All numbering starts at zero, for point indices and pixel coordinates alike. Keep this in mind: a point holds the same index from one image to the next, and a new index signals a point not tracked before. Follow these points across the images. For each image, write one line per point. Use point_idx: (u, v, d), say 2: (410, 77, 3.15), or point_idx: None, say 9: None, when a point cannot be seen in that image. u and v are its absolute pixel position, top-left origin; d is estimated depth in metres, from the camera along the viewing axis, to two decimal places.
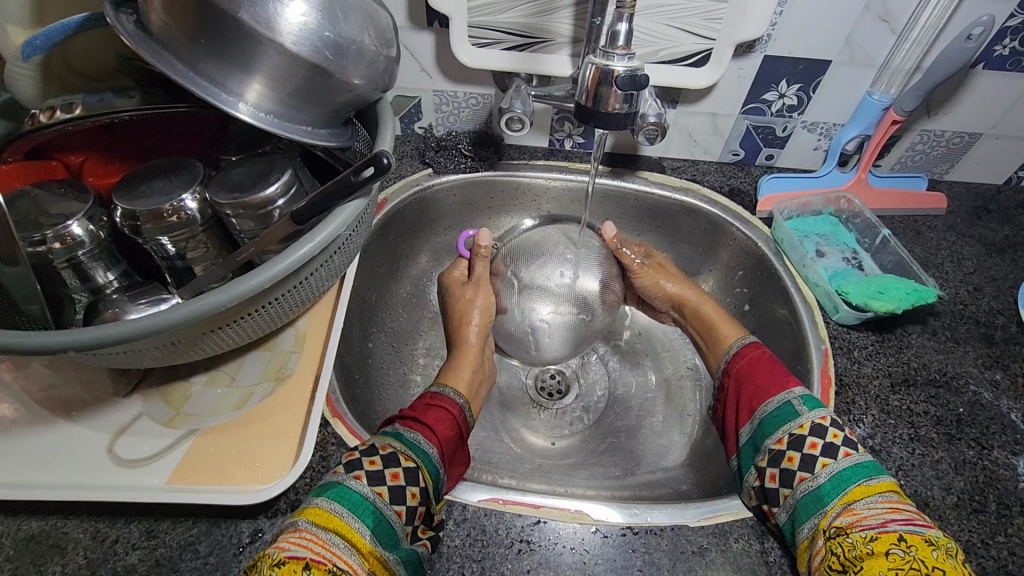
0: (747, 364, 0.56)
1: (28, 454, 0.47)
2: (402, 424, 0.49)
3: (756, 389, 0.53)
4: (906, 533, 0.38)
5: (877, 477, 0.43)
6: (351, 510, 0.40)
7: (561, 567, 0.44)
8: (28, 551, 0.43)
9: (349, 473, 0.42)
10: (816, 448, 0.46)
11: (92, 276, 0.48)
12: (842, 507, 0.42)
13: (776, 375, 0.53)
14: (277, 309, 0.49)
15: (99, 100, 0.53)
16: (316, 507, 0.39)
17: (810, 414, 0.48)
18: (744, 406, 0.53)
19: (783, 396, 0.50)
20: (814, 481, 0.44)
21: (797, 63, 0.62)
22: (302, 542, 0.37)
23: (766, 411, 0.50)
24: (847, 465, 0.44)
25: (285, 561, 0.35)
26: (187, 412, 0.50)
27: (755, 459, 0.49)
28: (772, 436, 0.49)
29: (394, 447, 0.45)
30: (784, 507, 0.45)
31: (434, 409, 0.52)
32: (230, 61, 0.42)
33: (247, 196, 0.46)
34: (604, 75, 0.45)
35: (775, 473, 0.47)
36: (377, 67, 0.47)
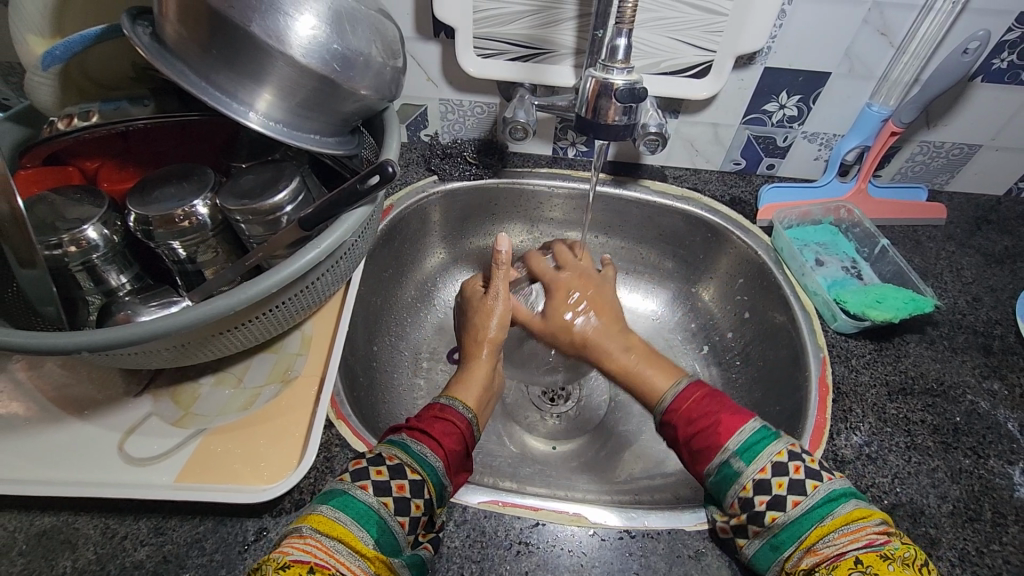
0: (684, 410, 0.51)
1: (40, 452, 0.48)
2: (410, 434, 0.48)
3: (694, 441, 0.49)
4: (862, 555, 0.38)
5: (833, 512, 0.41)
6: (355, 520, 0.40)
7: (559, 569, 0.45)
8: (40, 546, 0.44)
9: (354, 482, 0.42)
10: (763, 504, 0.43)
11: (106, 278, 0.49)
12: (802, 551, 0.41)
13: (710, 421, 0.49)
14: (284, 312, 0.51)
15: (115, 108, 0.54)
16: (320, 514, 0.40)
17: (750, 471, 0.44)
18: (692, 461, 0.49)
19: (721, 456, 0.46)
20: (768, 532, 0.42)
21: (797, 74, 0.63)
22: (306, 547, 0.37)
23: (710, 476, 0.46)
24: (800, 512, 0.42)
25: (288, 564, 0.36)
26: (195, 412, 0.51)
27: (714, 513, 0.47)
28: (725, 501, 0.45)
29: (400, 458, 0.44)
30: (743, 557, 0.44)
31: (442, 422, 0.51)
32: (242, 73, 0.44)
33: (256, 202, 0.47)
34: (603, 88, 0.46)
35: (728, 528, 0.45)
36: (383, 78, 0.48)
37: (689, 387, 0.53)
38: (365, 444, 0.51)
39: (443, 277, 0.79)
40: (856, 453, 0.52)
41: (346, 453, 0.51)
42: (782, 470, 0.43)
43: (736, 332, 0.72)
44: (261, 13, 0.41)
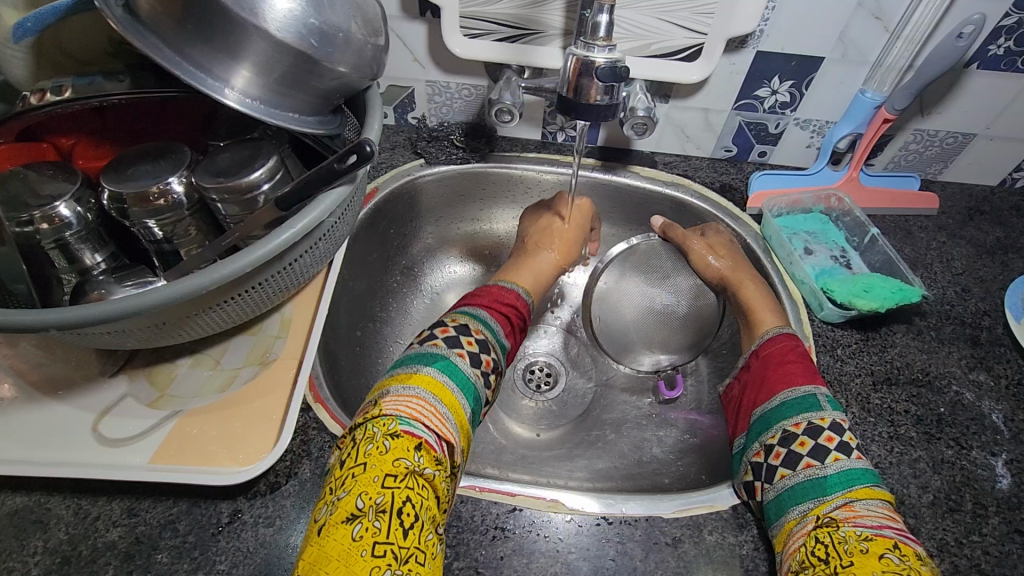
0: (784, 349, 0.53)
1: (13, 430, 0.47)
2: (489, 313, 0.54)
3: (787, 370, 0.50)
4: (902, 543, 0.37)
5: (883, 487, 0.41)
6: (458, 388, 0.45)
7: (534, 555, 0.44)
8: (11, 526, 0.44)
9: (452, 350, 0.47)
10: (832, 442, 0.44)
11: (80, 257, 0.48)
12: (843, 500, 0.40)
13: (808, 366, 0.50)
14: (262, 293, 0.50)
15: (88, 83, 0.52)
16: (430, 376, 0.44)
17: (835, 413, 0.46)
18: (771, 383, 0.50)
19: (812, 388, 0.48)
20: (822, 470, 0.42)
21: (790, 59, 0.62)
22: (421, 412, 0.41)
23: (790, 394, 0.48)
24: (858, 466, 0.42)
25: (400, 433, 0.39)
26: (171, 393, 0.51)
27: (765, 436, 0.47)
28: (790, 419, 0.46)
29: (485, 335, 0.51)
30: (773, 488, 0.44)
31: (510, 306, 0.57)
32: (217, 47, 0.43)
33: (231, 180, 0.46)
34: (584, 66, 0.45)
35: (781, 452, 0.45)
36: (364, 56, 0.47)
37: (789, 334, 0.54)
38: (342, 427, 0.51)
39: (431, 262, 0.79)
40: None
41: (323, 437, 0.50)
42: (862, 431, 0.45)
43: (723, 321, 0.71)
44: None
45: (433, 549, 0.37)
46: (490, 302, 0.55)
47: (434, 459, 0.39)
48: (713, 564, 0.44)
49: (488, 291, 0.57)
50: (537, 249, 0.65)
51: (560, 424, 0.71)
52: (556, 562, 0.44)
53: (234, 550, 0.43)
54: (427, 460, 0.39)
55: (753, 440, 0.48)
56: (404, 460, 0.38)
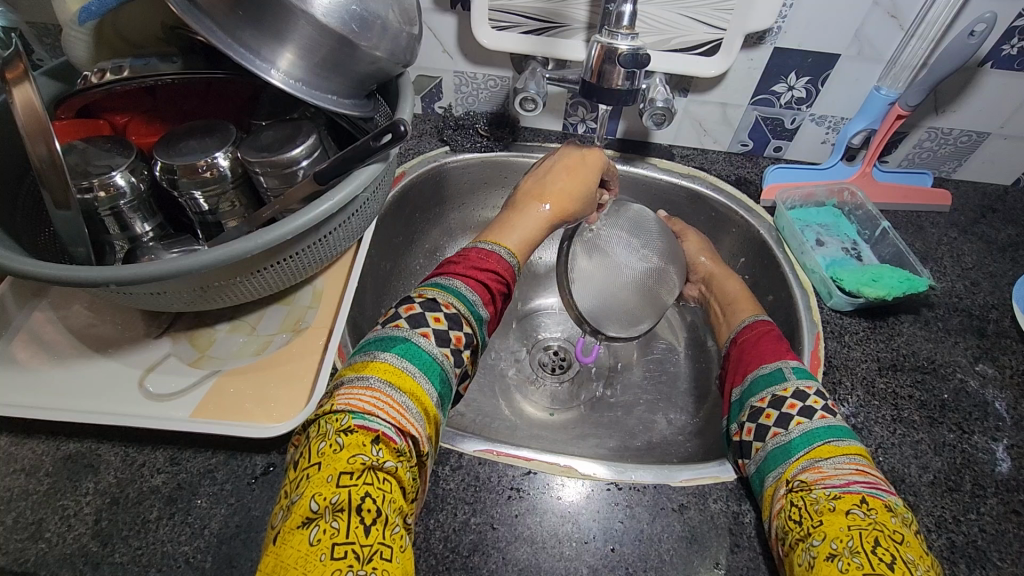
0: (755, 334, 0.57)
1: (65, 383, 0.51)
2: (463, 282, 0.49)
3: (758, 354, 0.54)
4: (869, 497, 0.40)
5: (847, 441, 0.44)
6: (421, 371, 0.42)
7: (547, 514, 0.47)
8: (65, 468, 0.47)
9: (415, 330, 0.44)
10: (794, 408, 0.47)
11: (132, 225, 0.52)
12: (809, 462, 0.43)
13: (777, 348, 0.54)
14: (296, 264, 0.53)
15: (144, 64, 0.57)
16: (387, 363, 0.41)
17: (796, 381, 0.49)
18: (742, 367, 0.54)
19: (778, 363, 0.52)
20: (787, 436, 0.45)
21: (806, 55, 0.64)
22: (377, 404, 0.38)
23: (757, 374, 0.52)
24: (821, 425, 0.45)
25: (353, 429, 0.36)
26: (211, 354, 0.54)
27: (739, 415, 0.51)
28: (757, 395, 0.50)
29: (456, 307, 0.46)
30: (752, 459, 0.47)
31: (491, 273, 0.52)
32: (265, 31, 0.46)
33: (274, 155, 0.50)
34: (607, 53, 0.48)
35: (752, 428, 0.48)
36: (400, 42, 0.50)
37: (760, 320, 0.59)
38: None
39: (453, 247, 0.81)
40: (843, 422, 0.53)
41: None
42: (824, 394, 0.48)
43: None
44: None
45: (400, 542, 0.35)
46: (465, 270, 0.50)
47: (396, 450, 0.37)
48: (717, 529, 0.47)
49: (465, 256, 0.53)
50: (526, 204, 0.59)
51: (572, 405, 0.73)
52: (568, 521, 0.47)
53: (267, 499, 0.47)
54: (387, 453, 0.36)
55: (731, 421, 0.52)
56: (361, 457, 0.35)
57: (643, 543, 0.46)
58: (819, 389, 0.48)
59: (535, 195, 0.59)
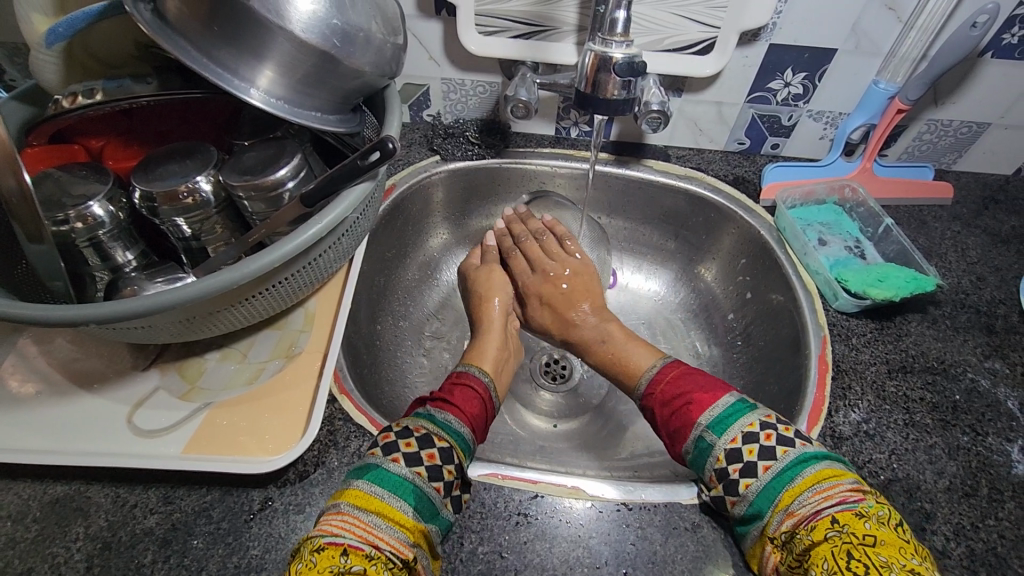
0: (662, 395, 0.52)
1: (50, 423, 0.49)
2: (433, 405, 0.50)
3: (673, 422, 0.50)
4: (838, 515, 0.38)
5: (804, 473, 0.42)
6: (392, 491, 0.41)
7: (556, 539, 0.46)
8: (54, 513, 0.46)
9: (386, 456, 0.43)
10: (737, 472, 0.44)
11: (112, 255, 0.50)
12: (782, 513, 0.41)
13: (683, 406, 0.49)
14: (287, 289, 0.51)
15: (118, 85, 0.53)
16: (355, 489, 0.41)
17: (722, 442, 0.45)
18: (670, 441, 0.50)
19: (695, 431, 0.47)
20: (744, 501, 0.43)
21: (803, 50, 0.62)
22: (343, 526, 0.39)
23: (689, 454, 0.48)
24: (770, 478, 0.42)
25: (324, 546, 0.37)
26: (201, 386, 0.52)
27: (696, 490, 0.47)
28: (702, 476, 0.46)
29: (427, 429, 0.46)
30: (730, 516, 0.45)
31: (459, 389, 0.53)
32: (242, 48, 0.44)
33: (258, 178, 0.48)
34: (602, 62, 0.46)
35: (712, 500, 0.46)
36: (384, 54, 0.48)
37: (662, 366, 0.54)
38: (367, 418, 0.52)
39: (447, 258, 0.80)
40: (854, 429, 0.52)
41: (349, 427, 0.51)
42: (753, 437, 0.44)
43: (738, 312, 0.71)
44: None
45: None
46: (440, 399, 0.51)
47: (366, 556, 0.37)
48: (732, 548, 0.45)
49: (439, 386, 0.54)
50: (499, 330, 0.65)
51: (577, 416, 0.72)
52: (578, 546, 0.45)
53: (266, 536, 0.45)
54: (356, 559, 0.36)
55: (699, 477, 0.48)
56: (331, 567, 0.36)
57: (658, 565, 0.44)
58: (762, 423, 0.45)
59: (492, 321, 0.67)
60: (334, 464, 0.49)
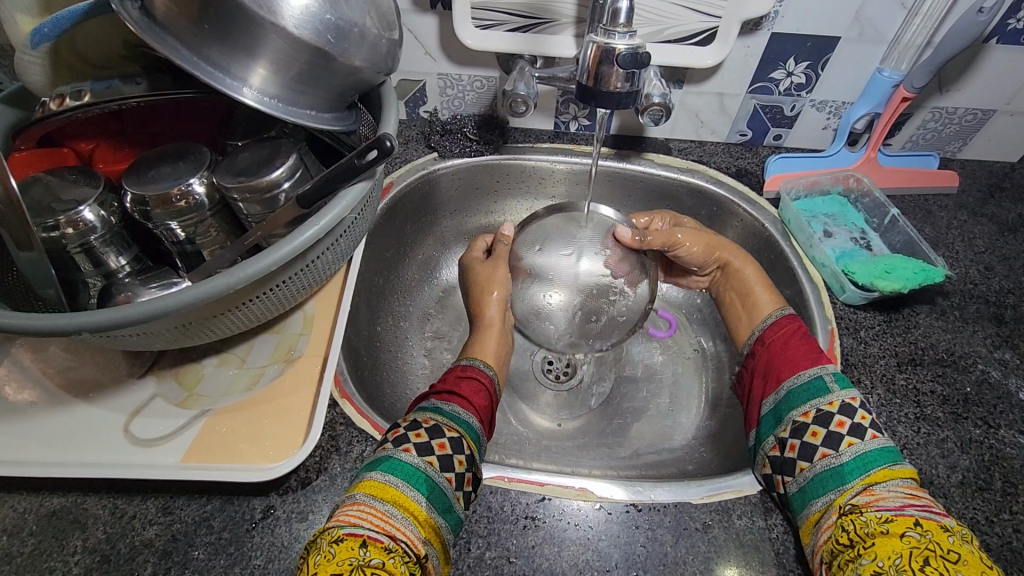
0: (773, 338, 0.54)
1: (45, 434, 0.48)
2: (438, 398, 0.50)
3: (786, 360, 0.52)
4: (923, 520, 0.37)
5: (900, 463, 0.42)
6: (405, 482, 0.40)
7: (565, 543, 0.45)
8: (51, 526, 0.45)
9: (398, 447, 0.43)
10: (843, 427, 0.45)
11: (105, 260, 0.49)
12: (863, 487, 0.41)
13: (809, 350, 0.51)
14: (284, 292, 0.50)
15: (106, 87, 0.52)
16: (370, 480, 0.40)
17: (842, 393, 0.46)
18: (770, 376, 0.52)
19: (816, 370, 0.49)
20: (837, 459, 0.43)
21: (805, 39, 0.61)
22: (362, 515, 0.37)
23: (794, 383, 0.49)
24: (875, 448, 0.43)
25: (342, 537, 0.36)
26: (199, 393, 0.51)
27: (777, 430, 0.48)
28: (800, 408, 0.47)
29: (435, 420, 0.46)
30: (792, 477, 0.45)
31: (464, 381, 0.53)
32: (233, 46, 0.42)
33: (253, 179, 0.46)
34: (604, 53, 0.45)
35: (795, 444, 0.46)
36: (379, 50, 0.47)
37: (784, 316, 0.56)
38: (369, 422, 0.51)
39: (447, 256, 0.78)
40: None
41: (351, 432, 0.50)
42: (872, 406, 0.45)
43: None
44: None
45: None
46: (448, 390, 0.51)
47: (384, 548, 0.35)
48: (743, 548, 0.45)
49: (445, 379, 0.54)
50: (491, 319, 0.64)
51: (581, 414, 0.71)
52: (587, 549, 0.44)
53: (269, 545, 0.44)
54: (375, 552, 0.35)
55: (762, 438, 0.50)
56: (350, 558, 0.34)
57: (668, 567, 0.44)
58: (865, 399, 0.46)
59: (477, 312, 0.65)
60: (337, 470, 0.48)
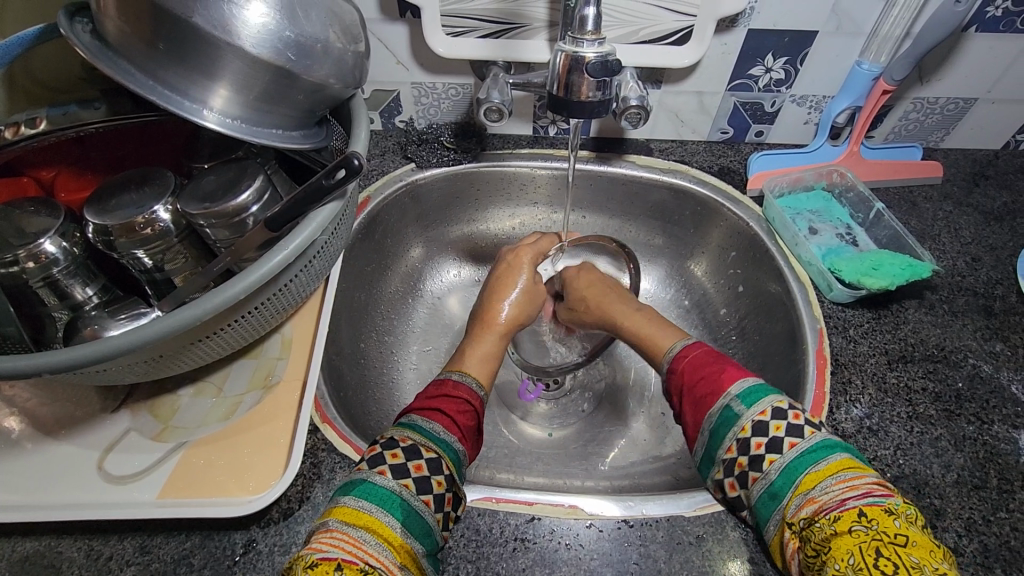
0: (685, 372, 0.50)
1: (17, 475, 0.47)
2: (418, 414, 0.47)
3: (699, 394, 0.48)
4: (866, 508, 0.36)
5: (825, 460, 0.40)
6: (380, 506, 0.39)
7: (557, 564, 0.44)
8: (24, 572, 0.43)
9: (373, 469, 0.41)
10: (761, 447, 0.42)
11: (71, 292, 0.47)
12: (801, 498, 0.39)
13: (713, 375, 0.48)
14: (257, 318, 0.49)
15: (64, 112, 0.50)
16: (344, 506, 0.39)
17: (750, 413, 0.44)
18: (690, 414, 0.48)
19: (722, 400, 0.46)
20: (767, 479, 0.41)
21: (782, 35, 0.60)
22: (334, 541, 0.36)
23: (711, 420, 0.46)
24: (794, 456, 0.41)
25: (317, 562, 0.34)
26: (175, 424, 0.50)
27: (713, 472, 0.45)
28: (722, 445, 0.44)
29: (413, 439, 0.44)
30: (748, 511, 0.43)
31: (447, 398, 0.50)
32: (191, 68, 0.41)
33: (218, 205, 0.45)
34: (574, 62, 0.44)
35: (734, 483, 0.44)
36: (345, 64, 0.45)
37: (689, 344, 0.53)
38: (353, 447, 0.50)
39: (429, 267, 0.77)
40: (858, 426, 0.50)
41: (334, 457, 0.49)
42: (781, 415, 0.43)
43: (730, 307, 0.70)
44: (204, 2, 0.38)
45: None
46: (429, 407, 0.48)
47: (361, 571, 0.35)
48: (738, 560, 0.44)
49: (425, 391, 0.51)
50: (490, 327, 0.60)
51: (573, 423, 0.70)
52: (579, 570, 0.43)
53: None
54: (351, 575, 0.34)
55: (705, 473, 0.47)
56: None
57: None
58: (775, 409, 0.43)
59: (482, 320, 0.61)
60: (320, 498, 0.47)
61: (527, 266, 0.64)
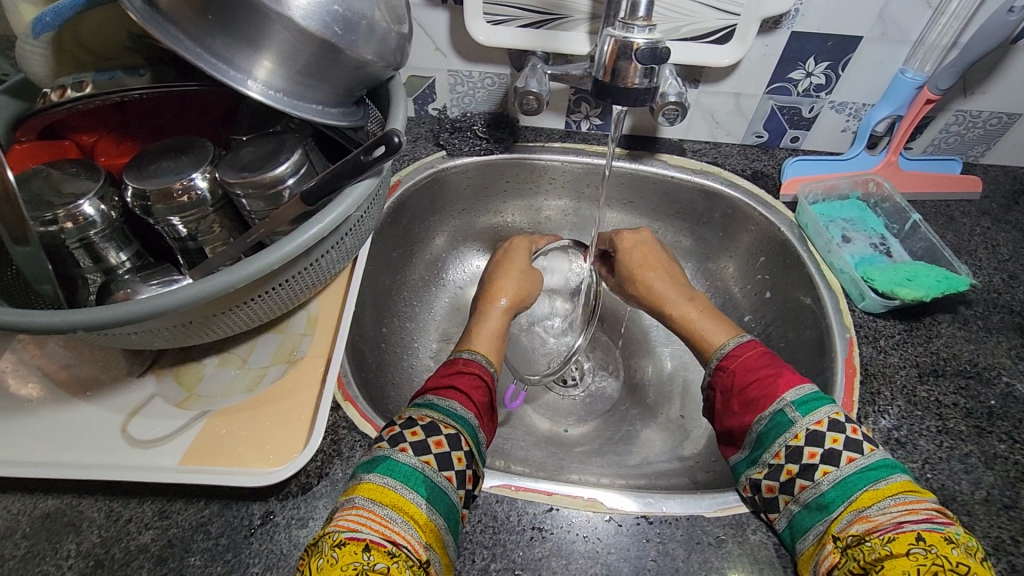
0: (735, 370, 0.50)
1: (42, 433, 0.47)
2: (433, 393, 0.47)
3: (749, 395, 0.47)
4: (925, 533, 0.35)
5: (886, 479, 0.39)
6: (403, 483, 0.39)
7: (573, 555, 0.43)
8: (44, 529, 0.43)
9: (394, 447, 0.41)
10: (815, 457, 0.42)
11: (105, 256, 0.48)
12: (853, 514, 0.38)
13: (766, 377, 0.47)
14: (290, 289, 0.49)
15: (109, 78, 0.53)
16: (369, 482, 0.38)
17: (805, 421, 0.43)
18: (739, 415, 0.48)
19: (777, 404, 0.45)
20: (817, 489, 0.41)
21: (826, 39, 0.59)
22: (360, 520, 0.36)
23: (760, 424, 0.45)
24: (852, 471, 0.40)
25: (344, 541, 0.34)
26: (199, 393, 0.50)
27: (751, 471, 0.45)
28: (770, 449, 0.44)
29: (432, 416, 0.44)
30: (781, 515, 0.43)
31: (460, 375, 0.50)
32: (238, 37, 0.41)
33: (257, 175, 0.45)
34: (622, 49, 0.45)
35: (773, 485, 0.43)
36: (389, 44, 0.45)
37: (741, 342, 0.51)
38: (373, 426, 0.50)
39: (454, 256, 0.77)
40: (885, 437, 0.49)
41: (354, 436, 0.49)
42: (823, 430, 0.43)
43: (757, 313, 0.69)
44: None
45: None
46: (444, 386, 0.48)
47: (389, 553, 0.34)
48: (758, 564, 0.43)
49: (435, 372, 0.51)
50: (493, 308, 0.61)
51: (589, 420, 0.69)
52: (596, 562, 0.43)
53: (267, 552, 0.42)
54: (379, 556, 0.34)
55: (741, 472, 0.46)
56: (354, 563, 0.33)
57: None
58: (832, 419, 0.43)
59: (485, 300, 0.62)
60: (339, 475, 0.46)
61: (524, 249, 0.68)
